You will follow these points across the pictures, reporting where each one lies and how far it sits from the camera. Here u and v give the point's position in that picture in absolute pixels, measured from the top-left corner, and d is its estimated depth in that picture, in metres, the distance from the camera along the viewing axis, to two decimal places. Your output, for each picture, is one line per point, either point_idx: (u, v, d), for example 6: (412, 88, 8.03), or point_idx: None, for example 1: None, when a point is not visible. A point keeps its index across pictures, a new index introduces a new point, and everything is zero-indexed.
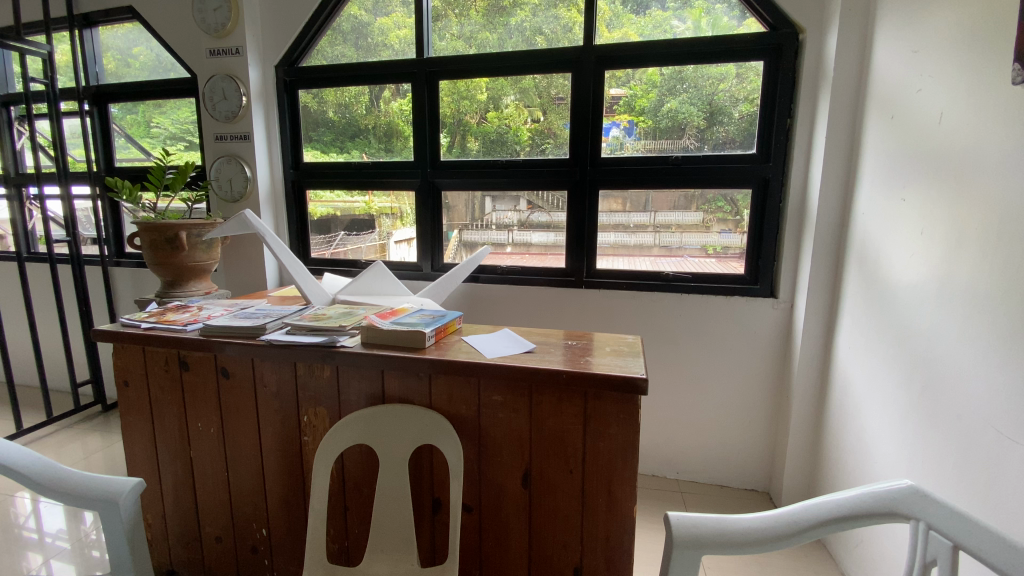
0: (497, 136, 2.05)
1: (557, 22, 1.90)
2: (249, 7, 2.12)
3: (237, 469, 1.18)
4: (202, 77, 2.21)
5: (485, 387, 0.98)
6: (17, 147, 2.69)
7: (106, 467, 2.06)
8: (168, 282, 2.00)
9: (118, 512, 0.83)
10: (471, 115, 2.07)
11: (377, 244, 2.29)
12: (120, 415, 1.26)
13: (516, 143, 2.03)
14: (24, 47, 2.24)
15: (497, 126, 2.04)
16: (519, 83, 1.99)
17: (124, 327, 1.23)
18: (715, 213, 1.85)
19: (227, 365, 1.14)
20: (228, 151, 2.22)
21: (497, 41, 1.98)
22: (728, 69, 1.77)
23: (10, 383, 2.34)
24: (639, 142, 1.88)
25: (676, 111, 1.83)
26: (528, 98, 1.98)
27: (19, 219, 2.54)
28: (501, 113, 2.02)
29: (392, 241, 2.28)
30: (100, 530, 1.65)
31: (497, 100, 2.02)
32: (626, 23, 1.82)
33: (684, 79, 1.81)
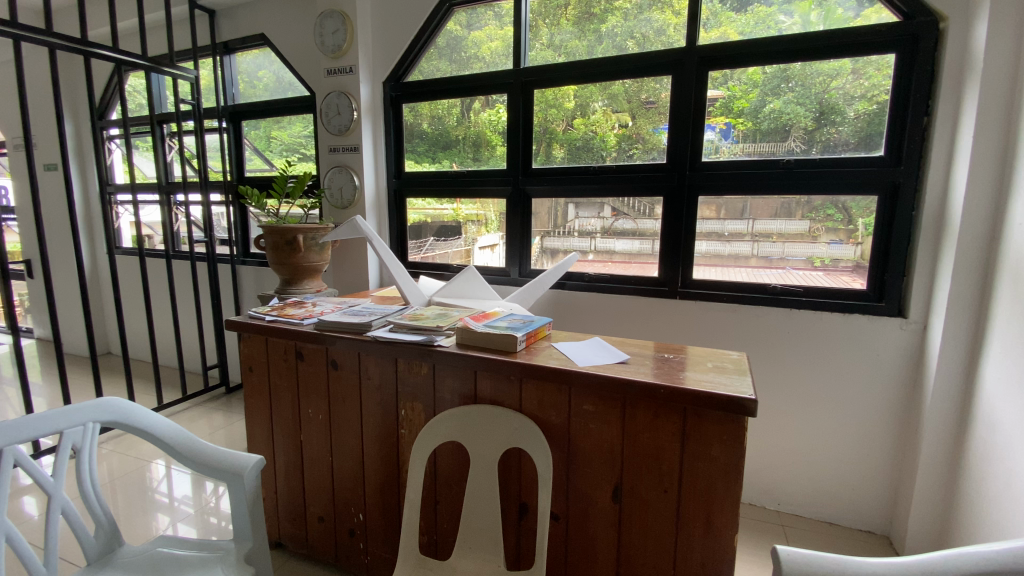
0: (583, 143, 2.04)
1: (651, 25, 1.86)
2: (363, 30, 2.30)
3: (341, 455, 1.27)
4: (320, 94, 2.42)
5: (576, 395, 0.97)
6: (168, 159, 3.13)
7: (228, 444, 2.32)
8: (285, 280, 2.21)
9: (243, 484, 0.91)
10: (558, 123, 2.08)
11: (463, 249, 2.39)
12: (245, 397, 1.40)
13: (602, 149, 2.01)
14: (175, 73, 2.60)
15: (583, 132, 2.04)
16: (609, 89, 1.97)
17: (251, 318, 1.37)
18: (824, 221, 1.70)
19: (336, 357, 1.23)
20: (340, 162, 2.41)
21: (587, 48, 1.97)
22: (842, 63, 1.62)
23: (157, 363, 2.71)
24: (736, 145, 1.78)
25: (781, 111, 1.71)
26: (616, 104, 1.96)
27: (169, 222, 2.94)
28: (588, 119, 2.02)
29: (477, 247, 2.35)
30: (218, 499, 1.85)
31: (585, 107, 2.02)
32: (725, 21, 1.74)
33: (790, 77, 1.69)
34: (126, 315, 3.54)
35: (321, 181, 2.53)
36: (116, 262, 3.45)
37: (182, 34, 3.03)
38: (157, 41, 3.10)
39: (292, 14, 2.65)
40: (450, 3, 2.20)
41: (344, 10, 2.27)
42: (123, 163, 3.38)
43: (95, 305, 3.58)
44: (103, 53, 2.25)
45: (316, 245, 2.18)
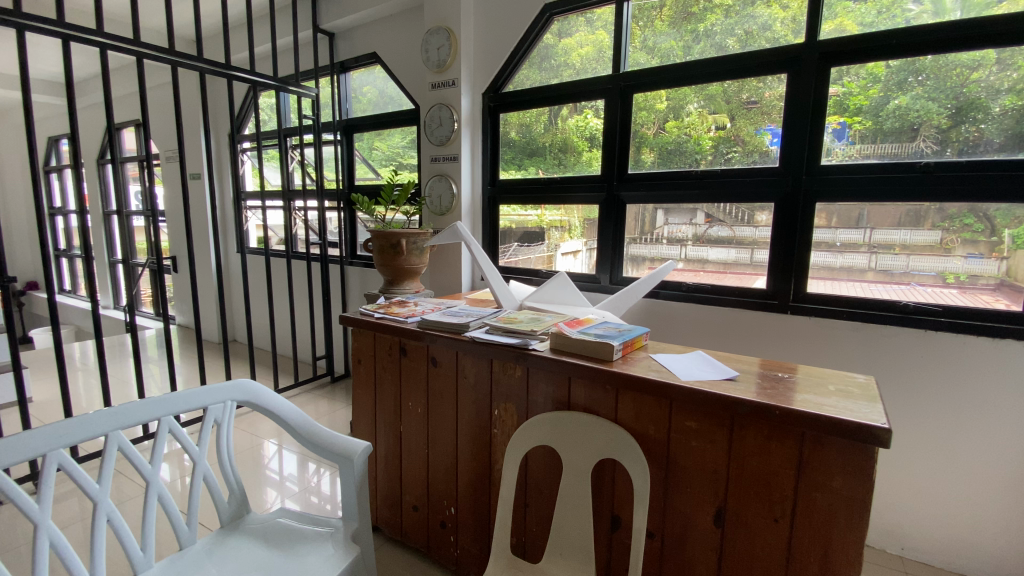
0: (676, 147, 1.98)
1: (754, 21, 1.76)
2: (466, 44, 2.39)
3: (437, 449, 1.33)
4: (425, 107, 2.56)
5: (678, 409, 0.94)
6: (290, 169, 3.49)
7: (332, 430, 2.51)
8: (388, 281, 2.35)
9: (353, 466, 0.98)
10: (648, 126, 2.04)
11: (546, 255, 2.42)
12: (352, 386, 1.52)
13: (696, 153, 1.93)
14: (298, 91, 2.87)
15: (676, 136, 1.97)
16: (705, 90, 1.89)
17: (362, 314, 1.48)
18: (960, 231, 1.49)
19: (436, 355, 1.29)
20: (441, 171, 2.54)
21: (684, 49, 1.92)
22: (985, 53, 1.42)
23: (276, 353, 3.02)
24: (851, 146, 1.62)
25: (907, 109, 1.54)
26: (714, 105, 1.88)
27: (289, 225, 3.27)
28: (681, 121, 1.95)
29: (559, 252, 2.38)
30: (319, 481, 2.01)
31: (678, 110, 1.96)
32: (841, 12, 1.60)
33: (920, 70, 1.51)
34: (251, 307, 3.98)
35: (422, 189, 2.68)
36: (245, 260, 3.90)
37: (307, 56, 3.36)
38: (285, 64, 3.47)
39: (401, 33, 2.83)
40: (551, 12, 2.23)
41: (450, 26, 2.38)
42: (253, 172, 3.82)
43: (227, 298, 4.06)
44: (241, 76, 2.56)
45: (417, 249, 2.31)
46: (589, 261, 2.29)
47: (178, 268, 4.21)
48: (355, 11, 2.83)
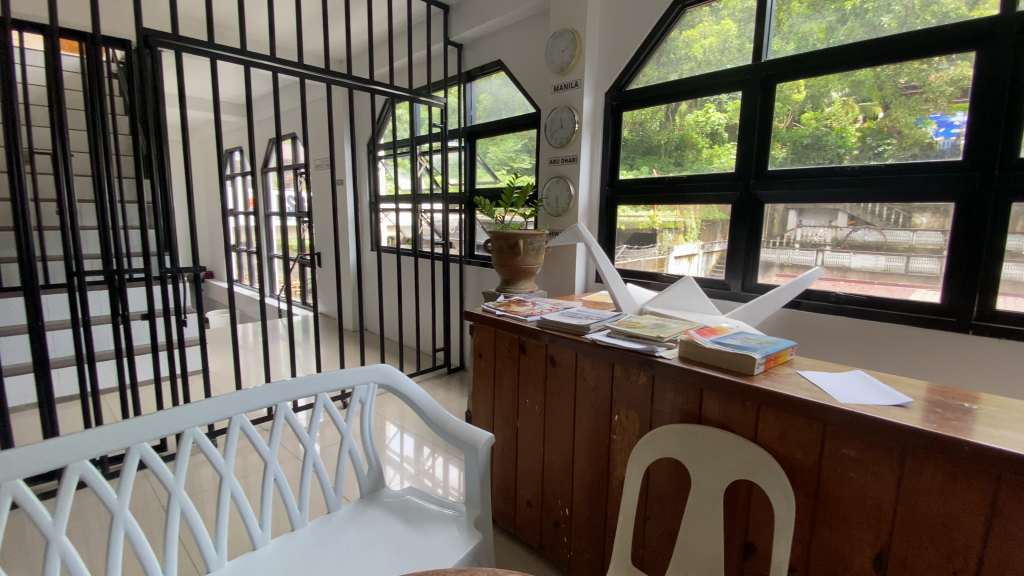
0: (813, 140, 1.80)
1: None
2: (591, 44, 2.38)
3: (553, 448, 1.34)
4: (546, 109, 2.59)
5: (833, 435, 0.85)
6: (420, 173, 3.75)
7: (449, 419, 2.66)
8: (505, 280, 2.43)
9: (477, 455, 1.03)
10: (782, 119, 1.88)
11: (657, 258, 2.38)
12: (473, 379, 1.59)
13: (839, 147, 1.73)
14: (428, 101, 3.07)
15: (814, 128, 1.79)
16: (853, 75, 1.69)
17: (484, 311, 1.54)
18: None
19: (555, 354, 1.30)
20: (559, 172, 2.55)
21: (828, 33, 1.73)
22: None
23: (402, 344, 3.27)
24: None
25: None
26: (862, 92, 1.67)
27: (416, 225, 3.53)
28: (821, 112, 1.77)
29: (672, 256, 2.32)
30: (433, 467, 2.13)
31: (819, 99, 1.77)
32: None
33: None
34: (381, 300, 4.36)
35: (540, 191, 2.72)
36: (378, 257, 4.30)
37: (438, 68, 3.60)
38: (418, 76, 3.75)
39: (524, 39, 2.91)
40: (681, 4, 2.14)
41: (575, 28, 2.38)
42: (387, 177, 4.19)
43: (361, 290, 4.50)
44: (380, 89, 2.80)
45: (534, 250, 2.35)
46: (707, 265, 2.19)
47: (323, 262, 4.75)
48: (484, 21, 2.96)
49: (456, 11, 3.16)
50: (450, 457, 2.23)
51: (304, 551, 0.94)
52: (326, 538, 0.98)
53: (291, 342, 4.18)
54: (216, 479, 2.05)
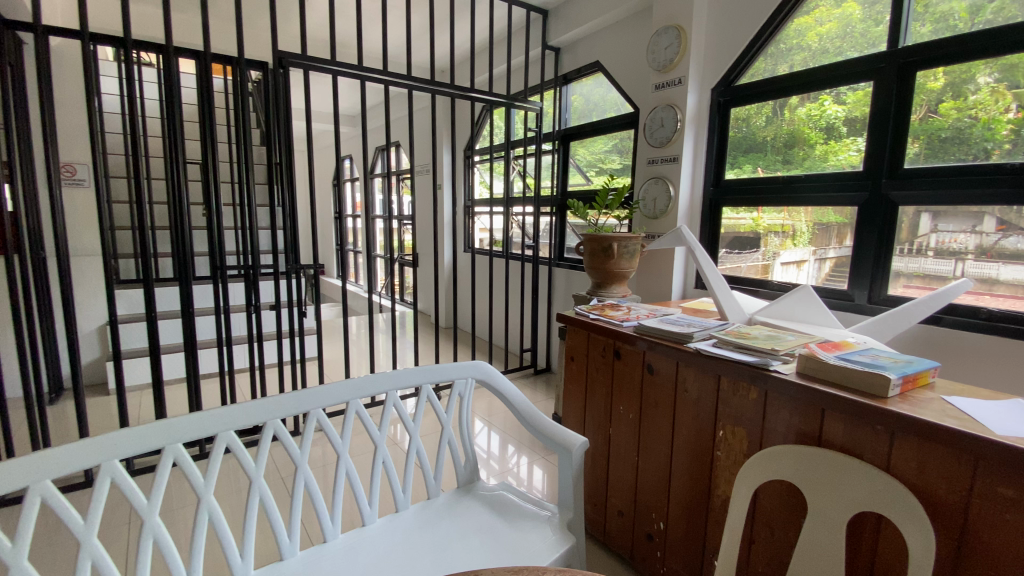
0: (952, 134, 1.60)
1: None
2: (697, 41, 2.28)
3: (648, 459, 1.30)
4: (646, 109, 2.52)
5: (986, 472, 0.74)
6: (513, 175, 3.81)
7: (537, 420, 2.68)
8: (597, 283, 2.40)
9: (572, 458, 1.02)
10: (915, 111, 1.68)
11: (761, 263, 2.24)
12: (564, 382, 1.59)
13: (986, 141, 1.53)
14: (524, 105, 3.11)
15: (954, 120, 1.59)
16: (1003, 59, 1.49)
17: (578, 314, 1.54)
18: None
19: (653, 362, 1.27)
20: (658, 173, 2.47)
21: (972, 14, 1.53)
22: None
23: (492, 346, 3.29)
24: None
25: None
26: (1015, 76, 1.47)
27: (508, 228, 3.61)
28: (963, 101, 1.57)
29: (778, 262, 2.18)
30: (517, 472, 2.12)
31: (961, 86, 1.58)
32: None
33: None
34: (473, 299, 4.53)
35: (636, 193, 2.65)
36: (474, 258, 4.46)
37: (536, 72, 3.64)
38: (516, 82, 3.83)
39: (624, 39, 2.86)
40: None
41: (680, 24, 2.29)
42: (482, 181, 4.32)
43: (455, 290, 4.68)
44: (479, 96, 2.90)
45: (629, 253, 2.29)
46: (818, 273, 2.04)
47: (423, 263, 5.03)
48: (583, 23, 2.95)
49: (555, 15, 3.18)
50: (534, 458, 2.25)
51: (408, 532, 1.00)
52: (428, 523, 1.03)
53: (391, 337, 4.47)
54: (328, 457, 2.26)
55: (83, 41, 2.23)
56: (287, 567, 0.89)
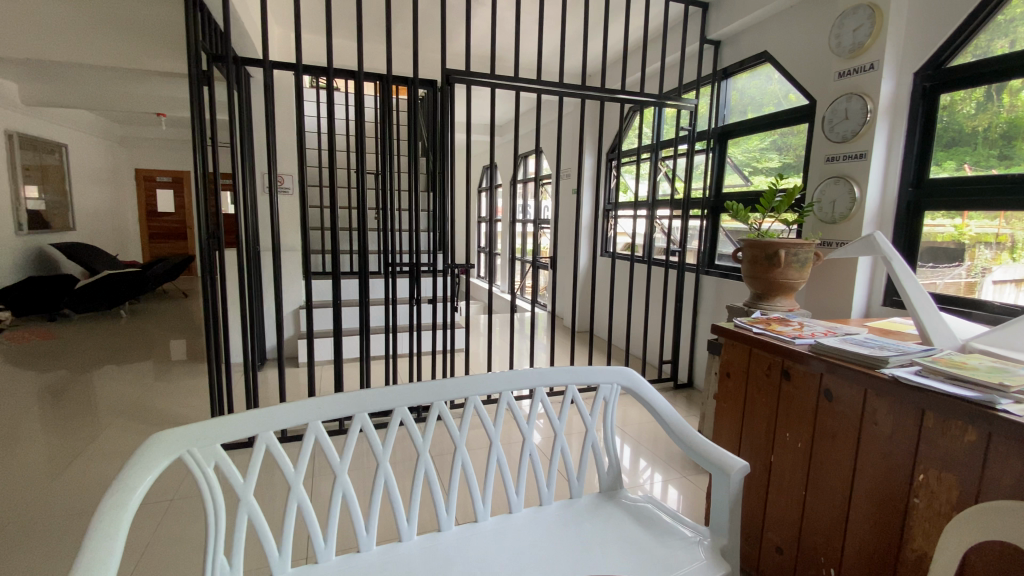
0: None
1: None
2: (896, 19, 1.96)
3: (819, 494, 1.16)
4: (827, 100, 2.24)
5: None
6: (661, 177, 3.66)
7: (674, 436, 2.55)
8: (758, 294, 2.19)
9: (728, 481, 0.94)
10: None
11: (964, 281, 1.89)
12: (718, 399, 1.49)
13: None
14: (677, 104, 2.97)
15: None
16: None
17: (738, 327, 1.43)
18: None
19: (832, 388, 1.12)
20: (839, 172, 2.18)
21: None
22: None
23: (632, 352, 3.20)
24: None
25: None
26: None
27: (651, 233, 3.47)
28: None
29: (988, 280, 1.81)
30: (642, 491, 2.01)
31: None
32: None
33: None
34: (610, 303, 4.49)
35: (811, 195, 2.37)
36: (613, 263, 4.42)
37: (692, 68, 3.46)
38: (670, 81, 3.68)
39: (798, 24, 2.56)
40: None
41: (876, 1, 1.99)
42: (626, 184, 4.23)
43: (593, 295, 4.67)
44: (630, 97, 2.84)
45: (798, 262, 2.05)
46: None
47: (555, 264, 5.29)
48: (750, 12, 2.72)
49: (716, 7, 2.99)
50: (670, 476, 2.15)
51: (551, 527, 1.03)
52: (569, 523, 1.04)
53: (528, 337, 4.62)
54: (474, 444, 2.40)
55: (297, 72, 2.70)
56: (444, 539, 0.98)
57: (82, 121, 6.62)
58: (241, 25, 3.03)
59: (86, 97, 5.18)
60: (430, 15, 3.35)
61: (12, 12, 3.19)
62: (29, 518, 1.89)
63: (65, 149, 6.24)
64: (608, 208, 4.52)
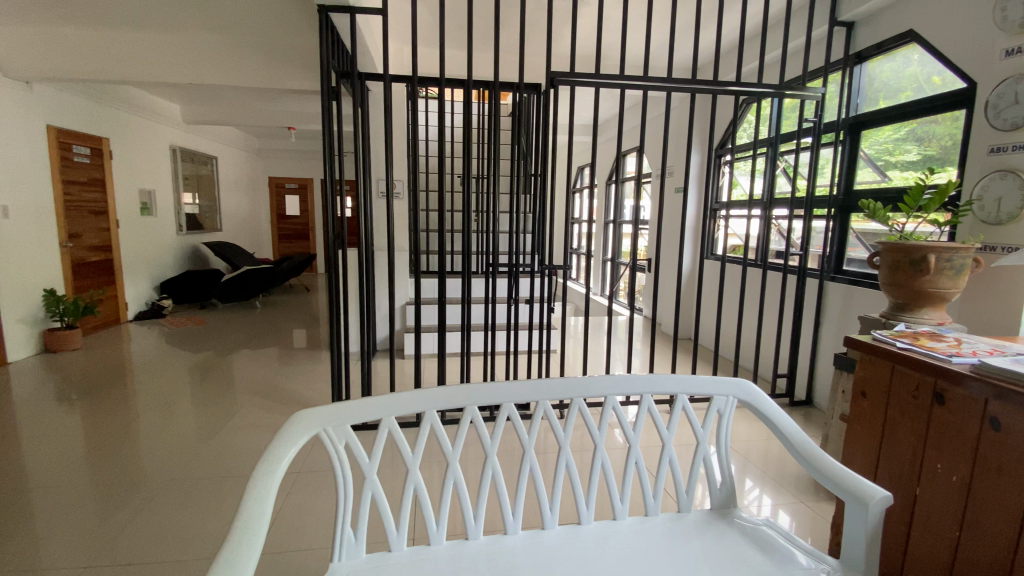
0: None
1: None
2: None
3: (976, 537, 1.00)
4: (990, 83, 1.93)
5: None
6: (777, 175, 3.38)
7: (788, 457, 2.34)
8: (900, 304, 1.94)
9: (866, 511, 0.85)
10: None
11: None
12: (852, 419, 1.35)
13: None
14: (801, 95, 2.73)
15: None
16: None
17: (879, 342, 1.29)
18: None
19: (999, 416, 0.97)
20: (1006, 164, 1.86)
21: None
22: None
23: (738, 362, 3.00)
24: None
25: None
26: None
27: (765, 234, 3.21)
28: None
29: None
30: (756, 511, 1.90)
31: None
32: None
33: None
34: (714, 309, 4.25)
35: (969, 192, 2.05)
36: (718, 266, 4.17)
37: (818, 54, 3.14)
38: (791, 70, 3.38)
39: None
40: None
41: None
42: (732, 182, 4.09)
43: (689, 297, 4.55)
44: (746, 90, 2.65)
45: (952, 269, 1.78)
46: None
47: (653, 266, 5.13)
48: None
49: None
50: (780, 500, 1.98)
51: (658, 539, 1.00)
52: (677, 537, 1.00)
53: (624, 342, 4.52)
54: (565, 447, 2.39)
55: (412, 84, 2.87)
56: (548, 537, 0.99)
57: (228, 136, 7.63)
58: (364, 43, 3.30)
59: (234, 115, 5.96)
60: (535, 19, 3.39)
61: (180, 46, 3.75)
62: (184, 479, 2.21)
63: (215, 161, 7.23)
64: (715, 207, 4.27)
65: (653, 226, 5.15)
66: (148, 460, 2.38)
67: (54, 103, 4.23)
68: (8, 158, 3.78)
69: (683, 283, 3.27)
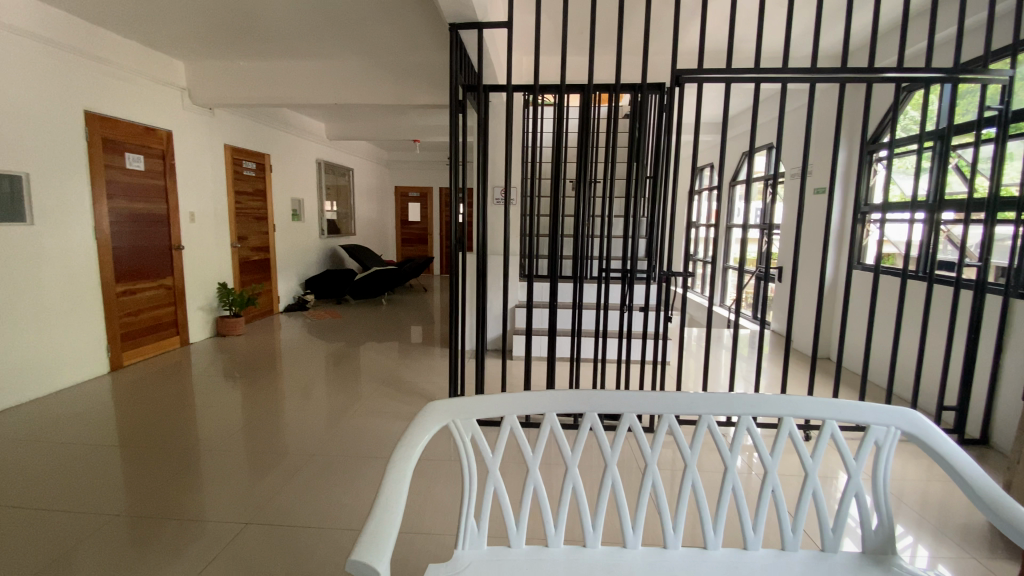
0: None
1: None
2: None
3: None
4: None
5: None
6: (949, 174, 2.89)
7: (956, 504, 1.98)
8: None
9: None
10: None
11: None
12: None
13: None
14: (984, 78, 2.31)
15: None
16: None
17: None
18: None
19: None
20: None
21: None
22: None
23: (889, 388, 2.62)
24: None
25: None
26: None
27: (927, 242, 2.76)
28: None
29: None
30: (914, 558, 1.66)
31: None
32: None
33: None
34: (859, 325, 3.77)
35: None
36: (867, 278, 3.68)
37: (1007, 27, 2.64)
38: (970, 49, 2.87)
39: None
40: None
41: None
42: (887, 183, 3.62)
43: (828, 310, 4.09)
44: (910, 76, 2.30)
45: None
46: None
47: (784, 276, 4.67)
48: None
49: None
50: (939, 551, 1.69)
51: None
52: None
53: (747, 358, 4.19)
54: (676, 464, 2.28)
55: (534, 93, 2.94)
56: (670, 557, 0.95)
57: (363, 149, 8.44)
58: (488, 56, 3.45)
59: (369, 131, 6.59)
60: (659, 17, 3.29)
61: (328, 71, 4.24)
62: (320, 456, 2.48)
63: (352, 172, 8.04)
64: (865, 210, 3.79)
65: (784, 231, 4.71)
66: (291, 436, 2.71)
67: (230, 126, 5.01)
68: (197, 174, 4.55)
69: (822, 296, 2.93)
